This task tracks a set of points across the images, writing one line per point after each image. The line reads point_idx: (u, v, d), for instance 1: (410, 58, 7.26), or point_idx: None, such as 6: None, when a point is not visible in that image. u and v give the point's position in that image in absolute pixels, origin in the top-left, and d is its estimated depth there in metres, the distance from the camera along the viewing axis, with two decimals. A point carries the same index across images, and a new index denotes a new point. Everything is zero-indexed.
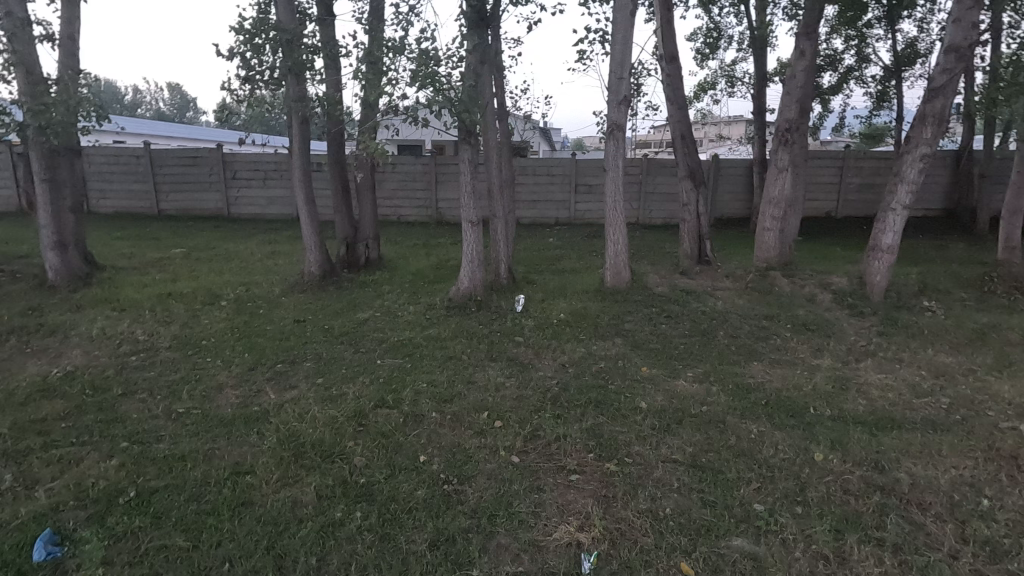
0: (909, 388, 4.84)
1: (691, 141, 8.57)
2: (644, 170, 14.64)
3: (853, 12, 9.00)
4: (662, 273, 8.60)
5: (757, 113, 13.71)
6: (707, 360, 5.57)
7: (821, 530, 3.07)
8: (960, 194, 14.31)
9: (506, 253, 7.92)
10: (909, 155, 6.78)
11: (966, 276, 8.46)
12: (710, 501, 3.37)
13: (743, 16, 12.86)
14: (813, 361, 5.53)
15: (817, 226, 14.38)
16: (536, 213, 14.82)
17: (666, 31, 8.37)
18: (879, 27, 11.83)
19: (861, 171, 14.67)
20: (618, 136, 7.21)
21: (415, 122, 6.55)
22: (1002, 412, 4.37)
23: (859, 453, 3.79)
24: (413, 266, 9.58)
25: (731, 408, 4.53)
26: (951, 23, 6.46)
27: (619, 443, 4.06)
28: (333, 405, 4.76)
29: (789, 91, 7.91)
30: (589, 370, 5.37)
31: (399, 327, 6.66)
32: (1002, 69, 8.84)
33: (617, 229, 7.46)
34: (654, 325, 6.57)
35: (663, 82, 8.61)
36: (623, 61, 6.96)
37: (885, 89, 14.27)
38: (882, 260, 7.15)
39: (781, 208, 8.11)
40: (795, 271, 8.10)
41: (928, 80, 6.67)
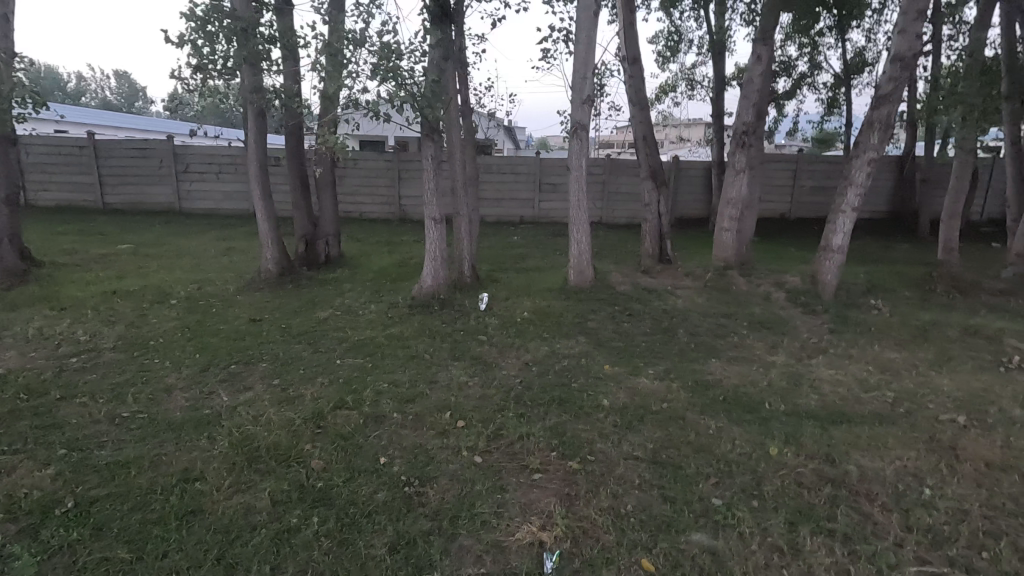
0: (857, 383, 5.04)
1: (653, 141, 8.68)
2: (607, 170, 14.80)
3: (807, 20, 9.30)
4: (624, 272, 8.71)
5: (715, 116, 14.04)
6: (668, 358, 5.67)
7: (777, 523, 3.15)
8: (903, 197, 15.04)
9: (470, 251, 7.87)
10: (858, 159, 7.07)
11: (909, 275, 8.88)
12: (670, 497, 3.41)
13: (703, 20, 13.13)
14: (768, 357, 5.70)
15: (772, 227, 14.85)
16: (501, 211, 14.80)
17: (629, 33, 8.45)
18: (830, 36, 12.29)
19: (812, 175, 15.25)
20: (582, 135, 7.22)
21: (376, 118, 6.41)
22: (942, 405, 4.60)
23: (812, 448, 3.91)
24: (375, 264, 9.42)
25: (691, 405, 4.62)
26: (897, 34, 6.74)
27: (582, 441, 4.07)
28: (290, 406, 4.62)
29: (746, 95, 8.12)
30: (553, 369, 5.38)
31: (361, 326, 6.53)
32: (941, 80, 9.30)
33: (581, 228, 7.50)
34: (617, 323, 6.64)
35: (625, 83, 8.70)
36: (586, 61, 7.00)
37: (835, 96, 14.82)
38: (832, 259, 7.44)
39: (738, 209, 8.32)
40: (751, 270, 8.34)
41: (875, 87, 6.95)
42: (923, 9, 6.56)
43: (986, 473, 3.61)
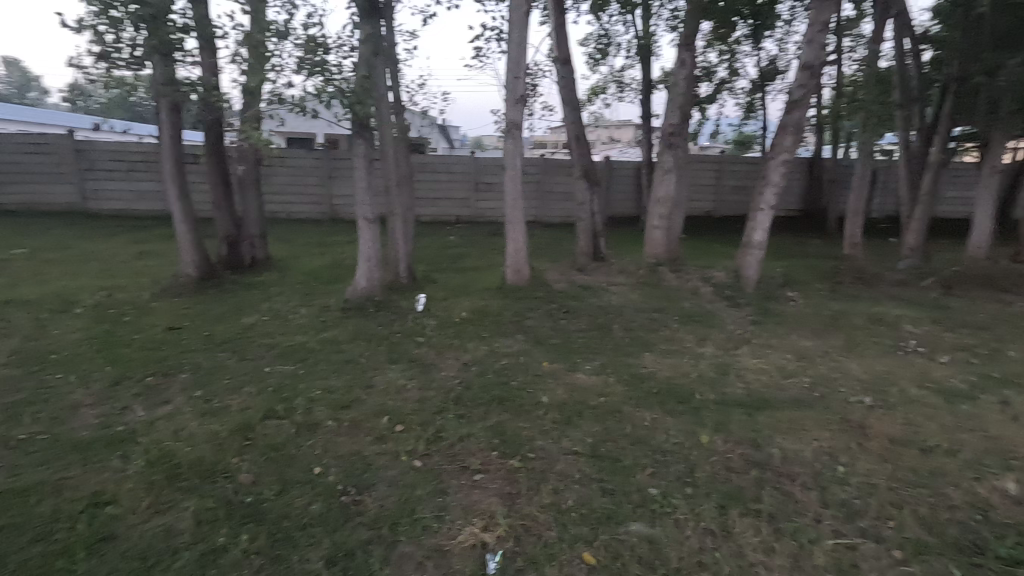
0: (778, 371, 5.37)
1: (586, 142, 8.85)
2: (541, 170, 14.98)
3: (727, 29, 9.80)
4: (560, 270, 8.84)
5: (644, 118, 14.51)
6: (604, 353, 5.80)
7: (709, 508, 3.29)
8: (814, 196, 16.18)
9: (406, 252, 7.73)
10: (774, 161, 7.52)
11: (821, 269, 9.57)
12: (610, 490, 3.48)
13: (630, 25, 13.52)
14: (698, 349, 5.95)
15: (698, 225, 15.55)
16: (436, 210, 14.63)
17: (560, 35, 8.57)
18: (746, 44, 13.00)
19: (733, 175, 16.11)
20: (516, 135, 7.24)
21: (304, 114, 6.17)
22: (852, 388, 4.97)
23: (739, 434, 4.12)
24: (305, 266, 9.05)
25: (627, 398, 4.75)
26: (805, 43, 7.20)
27: (522, 439, 4.09)
28: (214, 419, 4.34)
29: (672, 98, 8.44)
30: (492, 368, 5.37)
31: (291, 331, 6.25)
32: (844, 88, 10.08)
33: (518, 227, 7.54)
34: (555, 321, 6.72)
35: (557, 84, 8.82)
36: (519, 60, 7.02)
37: (752, 101, 15.72)
38: (753, 254, 7.89)
39: (666, 207, 8.65)
40: (680, 265, 8.68)
41: (787, 93, 7.40)
42: (828, 21, 7.05)
43: (891, 448, 3.93)
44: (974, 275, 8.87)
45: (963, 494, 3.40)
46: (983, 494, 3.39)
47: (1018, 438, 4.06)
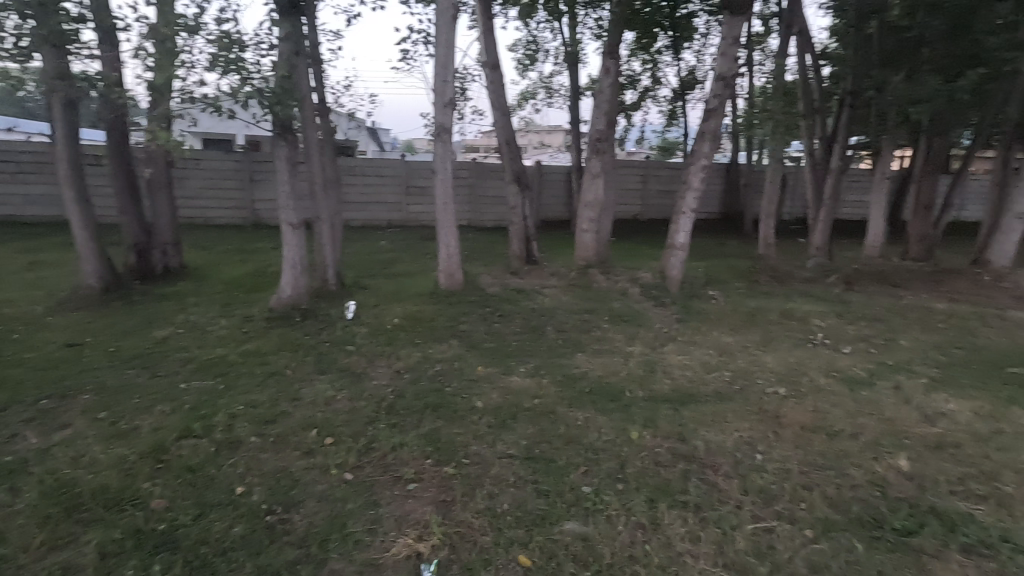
0: (701, 366, 5.64)
1: (517, 146, 8.94)
2: (473, 174, 14.97)
3: (648, 40, 10.21)
4: (494, 274, 8.86)
5: (573, 124, 14.84)
6: (538, 355, 5.86)
7: (639, 502, 3.40)
8: (731, 200, 17.16)
9: (335, 258, 7.48)
10: (694, 166, 7.91)
11: (739, 269, 10.15)
12: (544, 491, 3.52)
13: (557, 32, 13.80)
14: (627, 348, 6.14)
15: (627, 227, 16.09)
16: (367, 215, 14.26)
17: (488, 39, 8.61)
18: (667, 54, 13.61)
19: (658, 180, 16.82)
20: (445, 138, 7.18)
21: (219, 114, 5.83)
22: (767, 380, 5.29)
23: (666, 429, 4.28)
24: (224, 274, 8.56)
25: (561, 399, 4.82)
26: (720, 56, 7.62)
27: (457, 445, 4.05)
28: (122, 442, 4.01)
29: (598, 104, 8.69)
30: (426, 374, 5.29)
31: (209, 344, 5.88)
32: (755, 98, 10.75)
33: (449, 232, 7.47)
34: (489, 324, 6.73)
35: (487, 88, 8.85)
36: (447, 64, 6.99)
37: (674, 108, 16.46)
38: (676, 255, 8.24)
39: (595, 211, 8.88)
40: (610, 267, 8.93)
41: (704, 101, 7.80)
42: (738, 36, 7.50)
43: (802, 434, 4.22)
44: (871, 272, 9.71)
45: (864, 473, 3.70)
46: (881, 472, 3.69)
47: (909, 419, 4.47)
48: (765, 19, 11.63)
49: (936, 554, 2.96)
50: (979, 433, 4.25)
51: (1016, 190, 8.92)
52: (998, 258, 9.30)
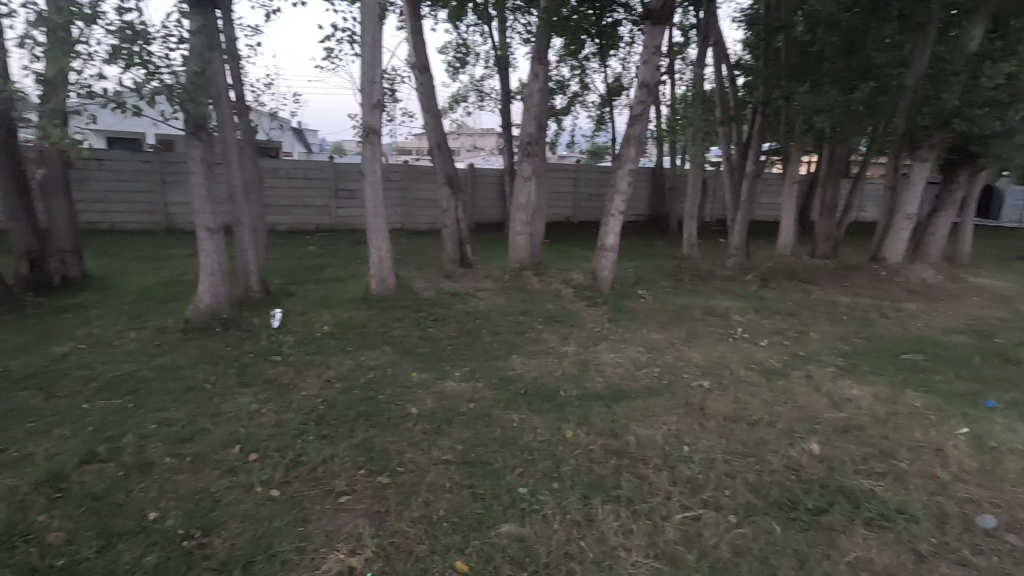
0: (632, 363, 5.82)
1: (448, 149, 8.88)
2: (405, 176, 14.74)
3: (576, 47, 10.46)
4: (428, 278, 8.75)
5: (504, 127, 14.95)
6: (474, 358, 5.85)
7: (574, 500, 3.45)
8: (657, 203, 17.88)
9: (258, 264, 7.12)
10: (621, 170, 8.17)
11: (666, 268, 10.58)
12: (481, 495, 3.50)
13: (487, 36, 13.83)
14: (561, 348, 6.24)
15: (560, 230, 16.39)
16: (293, 219, 13.68)
17: (416, 41, 8.50)
18: (594, 61, 14.00)
19: (588, 183, 17.25)
20: (374, 140, 7.02)
21: (122, 112, 5.42)
22: (693, 374, 5.54)
23: (599, 426, 4.38)
24: (134, 284, 7.95)
25: (496, 401, 4.82)
26: (643, 64, 7.91)
27: (391, 454, 3.95)
28: (12, 472, 3.61)
29: (528, 109, 8.78)
30: (357, 383, 5.13)
31: (117, 359, 5.43)
32: (677, 105, 11.25)
33: (380, 235, 7.29)
34: (423, 329, 6.64)
35: (416, 90, 8.73)
36: (374, 64, 6.84)
37: (602, 114, 16.96)
38: (607, 257, 8.47)
39: (528, 213, 8.96)
40: (543, 269, 9.05)
41: (630, 107, 8.08)
42: (660, 45, 7.82)
43: (725, 425, 4.44)
44: (783, 269, 10.40)
45: (780, 458, 3.94)
46: (795, 457, 3.95)
47: (818, 405, 4.82)
48: (684, 30, 12.21)
49: (844, 530, 3.19)
50: (878, 415, 4.64)
51: (905, 193, 9.82)
52: (892, 255, 10.20)
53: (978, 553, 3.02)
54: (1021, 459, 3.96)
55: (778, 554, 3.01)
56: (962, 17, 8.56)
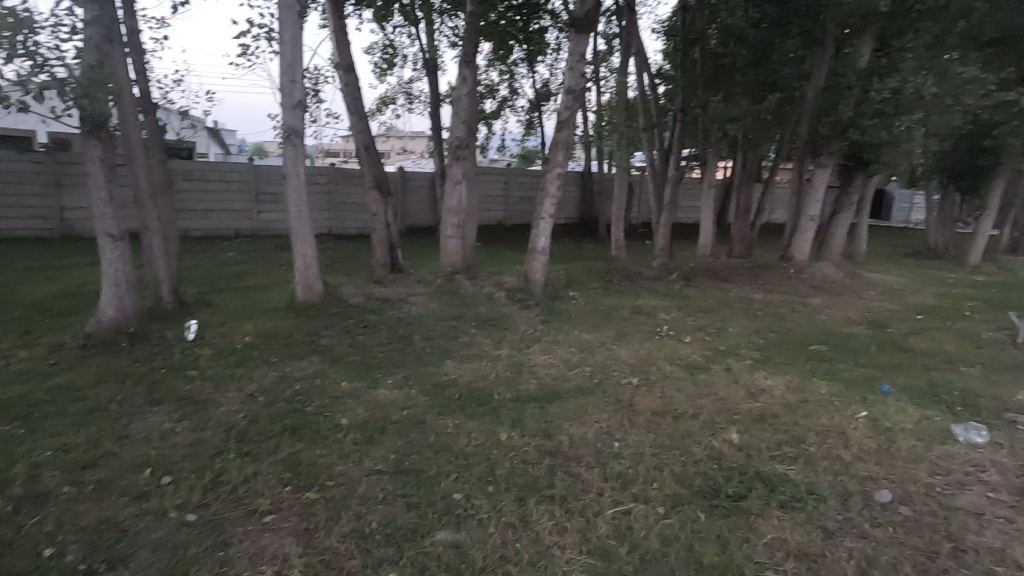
0: (564, 364, 5.93)
1: (376, 152, 8.68)
2: (332, 179, 14.29)
3: (504, 51, 10.54)
4: (357, 284, 8.51)
5: (434, 130, 14.82)
6: (406, 365, 5.74)
7: (509, 502, 3.46)
8: (586, 206, 18.35)
9: (169, 272, 6.64)
10: (550, 174, 8.31)
11: (595, 270, 10.87)
12: (414, 504, 3.43)
13: (415, 38, 13.66)
14: (495, 352, 6.25)
15: (492, 233, 16.46)
16: (209, 224, 12.89)
17: (340, 40, 8.26)
18: (522, 66, 14.18)
19: (519, 187, 17.44)
20: (296, 142, 6.75)
21: (4, 107, 4.91)
22: (622, 372, 5.71)
23: (533, 427, 4.43)
24: (24, 297, 7.20)
25: (429, 408, 4.74)
26: (568, 71, 8.09)
27: (320, 467, 3.80)
28: None
29: (457, 112, 8.74)
30: (283, 396, 4.89)
31: (4, 381, 4.89)
32: (603, 111, 11.59)
33: (305, 240, 6.99)
34: (353, 336, 6.45)
35: (341, 91, 8.48)
36: (294, 63, 6.59)
37: (531, 118, 17.21)
38: (538, 259, 8.59)
39: (459, 217, 8.91)
40: (476, 273, 9.04)
41: (557, 112, 8.23)
42: (584, 53, 8.03)
43: (652, 420, 4.61)
44: (704, 268, 10.95)
45: (704, 449, 4.14)
46: (717, 447, 4.16)
47: (737, 396, 5.11)
48: (608, 39, 12.62)
49: (761, 513, 3.39)
50: (789, 403, 4.98)
51: (810, 196, 10.60)
52: (799, 254, 10.99)
53: (877, 526, 3.30)
54: (910, 437, 4.38)
55: (703, 541, 3.16)
56: (853, 36, 9.37)
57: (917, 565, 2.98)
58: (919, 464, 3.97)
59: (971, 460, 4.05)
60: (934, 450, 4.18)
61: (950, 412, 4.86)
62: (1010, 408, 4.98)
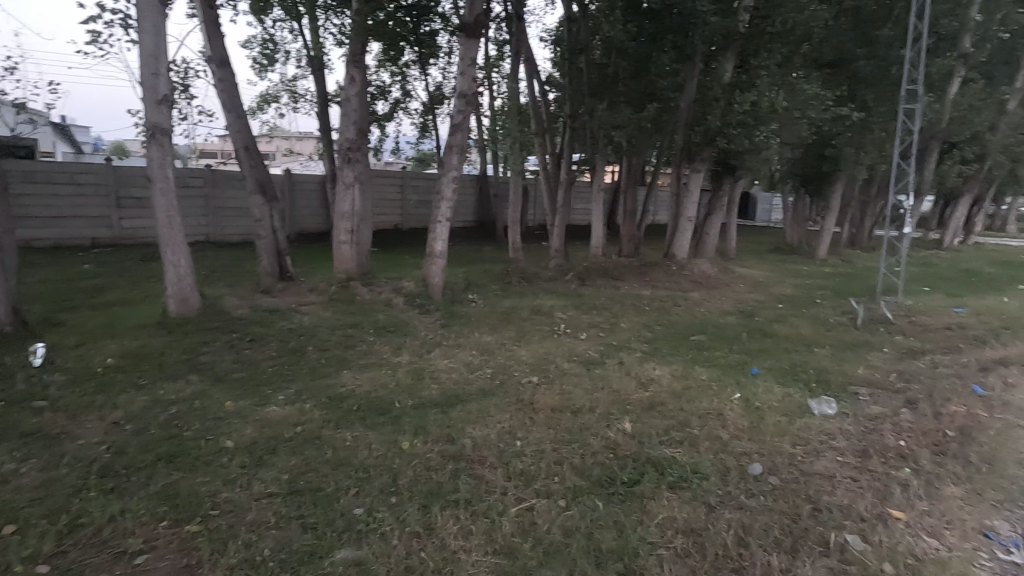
0: (466, 367, 5.93)
1: (257, 153, 8.12)
2: (208, 182, 13.18)
3: (394, 52, 10.34)
4: (240, 295, 7.91)
5: (323, 131, 14.18)
6: (300, 378, 5.43)
7: (412, 511, 3.39)
8: (483, 209, 18.53)
9: (7, 288, 5.75)
10: (445, 177, 8.27)
11: (493, 272, 10.99)
12: (311, 524, 3.25)
13: (298, 34, 12.97)
14: (395, 359, 6.10)
15: (389, 237, 16.09)
16: (58, 232, 11.35)
17: (211, 33, 7.64)
18: (415, 69, 14.00)
19: (415, 191, 17.22)
20: (162, 141, 6.14)
21: None
22: (522, 372, 5.82)
23: (436, 433, 4.38)
24: None
25: (326, 422, 4.52)
26: (460, 74, 8.09)
27: (202, 496, 3.48)
28: None
29: (346, 113, 8.41)
30: (155, 422, 4.41)
31: None
32: (496, 115, 11.74)
33: (177, 249, 6.35)
34: (237, 352, 5.99)
35: (215, 87, 7.84)
36: (157, 55, 6.00)
37: (426, 121, 17.06)
38: (436, 263, 8.51)
39: (352, 222, 8.59)
40: (372, 279, 8.78)
41: (450, 115, 8.19)
42: (475, 57, 8.08)
43: (552, 416, 4.75)
44: (597, 267, 11.46)
45: (600, 440, 4.34)
46: (613, 437, 4.38)
47: (629, 388, 5.41)
48: (498, 45, 12.83)
49: (653, 496, 3.62)
50: (675, 390, 5.37)
51: (687, 199, 11.49)
52: (680, 252, 11.87)
53: (751, 496, 3.65)
54: (777, 413, 4.89)
55: (601, 528, 3.30)
56: (718, 53, 10.31)
57: (783, 527, 3.32)
58: (783, 437, 4.45)
59: (825, 430, 4.60)
60: (795, 423, 4.71)
61: (807, 388, 5.51)
62: (853, 381, 5.74)
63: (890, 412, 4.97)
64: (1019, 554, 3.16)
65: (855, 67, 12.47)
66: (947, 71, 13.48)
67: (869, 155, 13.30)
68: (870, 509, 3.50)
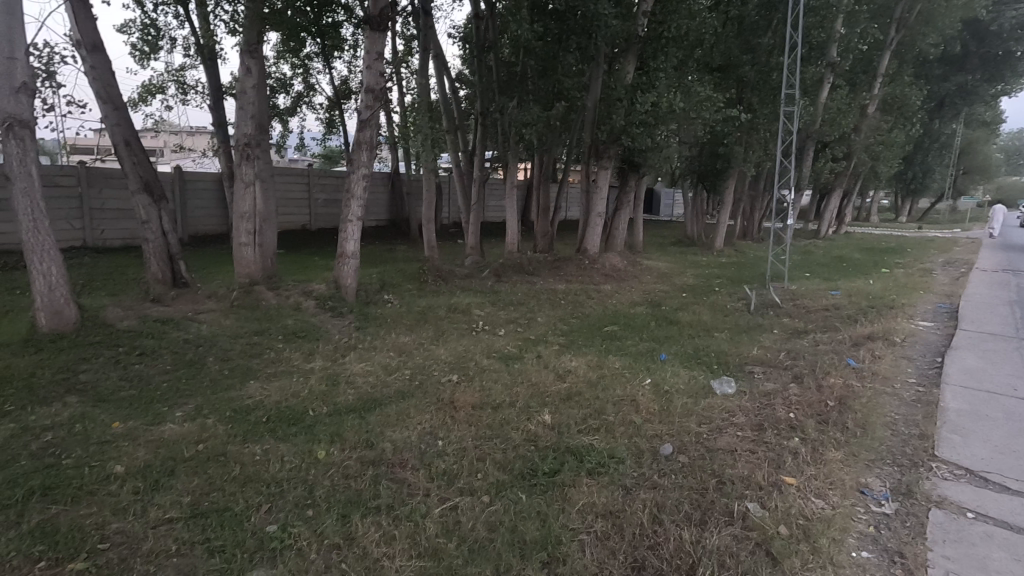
0: (382, 369, 5.79)
1: (140, 148, 7.40)
2: (84, 181, 11.86)
3: (294, 44, 9.81)
4: (126, 304, 7.19)
5: (217, 125, 13.20)
6: (198, 392, 5.04)
7: (331, 522, 3.26)
8: (396, 207, 18.11)
9: None
10: (354, 175, 7.99)
11: (408, 271, 10.78)
12: (219, 547, 3.03)
13: (183, 20, 11.98)
14: (306, 366, 5.82)
15: (295, 238, 15.31)
16: None
17: (78, 13, 6.86)
18: (318, 61, 13.40)
19: (322, 189, 16.53)
20: (21, 134, 5.43)
21: None
22: (441, 371, 5.75)
23: (353, 439, 4.23)
24: None
25: (230, 437, 4.23)
26: (366, 68, 7.82)
27: (89, 529, 3.13)
28: None
29: (242, 107, 7.86)
30: (25, 453, 3.90)
31: None
32: (405, 110, 11.48)
33: (47, 256, 5.64)
34: (124, 368, 5.44)
35: (87, 76, 7.05)
36: (12, 36, 5.30)
37: (332, 117, 16.40)
38: (348, 264, 8.20)
39: (254, 222, 8.07)
40: (278, 283, 8.30)
41: (357, 111, 7.91)
42: (381, 51, 7.85)
43: (472, 413, 4.74)
44: (512, 263, 11.56)
45: (521, 434, 4.38)
46: (532, 430, 4.45)
47: (547, 380, 5.54)
48: (406, 40, 12.59)
49: (573, 483, 3.72)
50: (591, 380, 5.56)
51: (597, 195, 11.88)
52: (592, 246, 12.25)
53: (663, 475, 3.86)
54: (683, 396, 5.20)
55: (525, 520, 3.34)
56: (621, 55, 10.77)
57: (692, 502, 3.54)
58: (690, 418, 4.74)
59: (725, 408, 4.96)
60: (700, 404, 5.04)
61: (709, 370, 5.92)
62: (748, 361, 6.24)
63: (779, 388, 5.46)
64: (888, 505, 3.59)
65: (740, 72, 13.53)
66: (818, 78, 14.99)
67: (756, 153, 14.47)
68: (767, 478, 3.82)
